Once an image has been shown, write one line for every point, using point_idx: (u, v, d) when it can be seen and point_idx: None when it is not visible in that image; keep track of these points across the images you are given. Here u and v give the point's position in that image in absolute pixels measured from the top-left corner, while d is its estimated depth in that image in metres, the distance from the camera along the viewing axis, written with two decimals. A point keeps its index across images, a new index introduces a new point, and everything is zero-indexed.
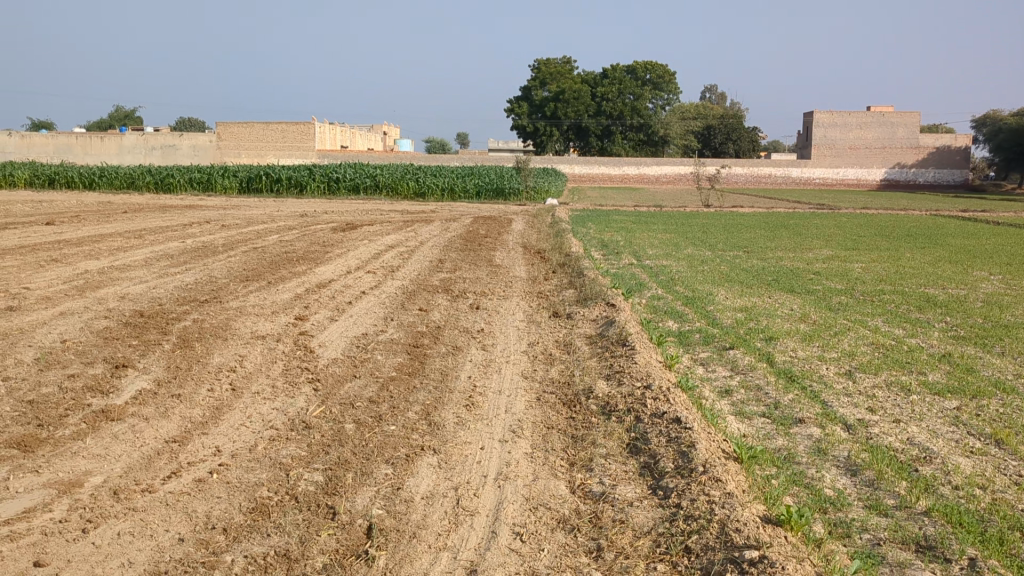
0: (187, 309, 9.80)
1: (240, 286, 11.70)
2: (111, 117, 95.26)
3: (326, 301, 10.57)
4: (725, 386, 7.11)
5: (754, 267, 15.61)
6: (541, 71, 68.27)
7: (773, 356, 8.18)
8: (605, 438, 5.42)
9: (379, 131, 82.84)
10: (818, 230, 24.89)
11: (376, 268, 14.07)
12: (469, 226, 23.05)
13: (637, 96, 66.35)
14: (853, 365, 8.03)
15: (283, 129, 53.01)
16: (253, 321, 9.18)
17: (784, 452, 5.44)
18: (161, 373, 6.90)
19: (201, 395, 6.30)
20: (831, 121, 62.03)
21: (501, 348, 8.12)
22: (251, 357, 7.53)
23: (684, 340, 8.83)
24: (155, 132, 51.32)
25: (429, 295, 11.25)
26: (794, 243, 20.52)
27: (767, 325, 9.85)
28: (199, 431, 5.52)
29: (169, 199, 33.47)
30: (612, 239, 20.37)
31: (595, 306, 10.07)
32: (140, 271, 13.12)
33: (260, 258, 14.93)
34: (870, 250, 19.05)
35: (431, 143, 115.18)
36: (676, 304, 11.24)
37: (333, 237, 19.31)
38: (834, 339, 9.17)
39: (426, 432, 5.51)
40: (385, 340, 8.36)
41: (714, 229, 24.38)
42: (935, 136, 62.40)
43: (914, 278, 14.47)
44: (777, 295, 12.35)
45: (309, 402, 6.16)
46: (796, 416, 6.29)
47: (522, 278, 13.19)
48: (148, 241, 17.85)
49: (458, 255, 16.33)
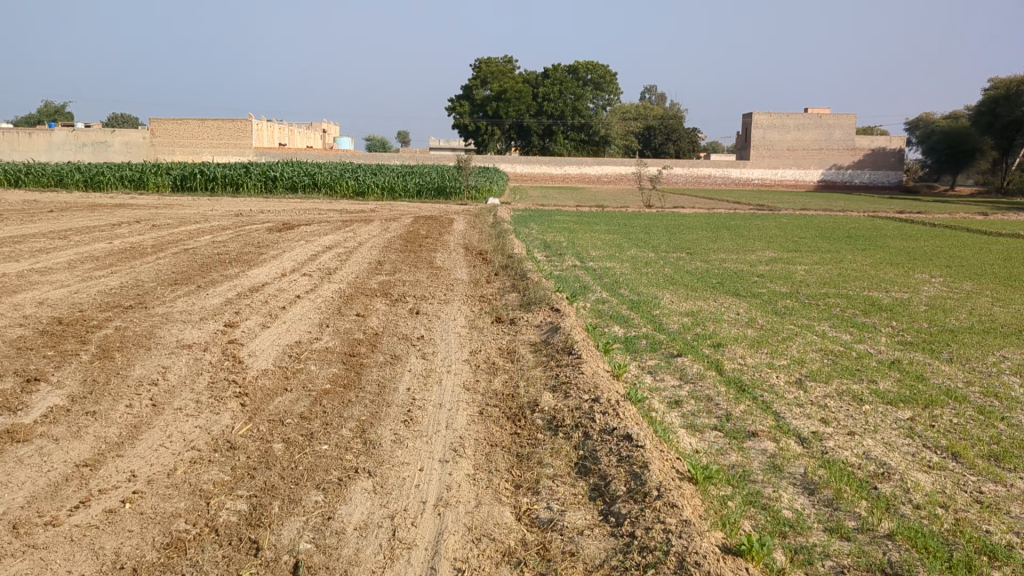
0: (110, 316, 9.29)
1: (167, 290, 11.17)
2: (40, 113, 92.48)
3: (259, 306, 10.13)
4: (674, 396, 6.87)
5: (698, 269, 15.50)
6: (483, 69, 67.97)
7: (722, 364, 7.98)
8: (551, 456, 5.13)
9: (317, 128, 81.75)
10: (759, 231, 24.97)
11: (312, 271, 13.61)
12: (409, 226, 22.65)
13: (578, 96, 66.49)
14: (803, 373, 7.85)
15: (219, 127, 51.84)
16: (180, 329, 8.69)
17: (739, 469, 5.21)
18: (77, 388, 6.42)
19: (118, 413, 5.85)
20: (769, 123, 62.76)
21: (442, 356, 7.79)
22: (176, 369, 7.09)
23: (631, 347, 8.59)
24: (87, 128, 50.03)
25: (368, 299, 10.87)
26: (736, 244, 20.51)
27: (715, 330, 9.65)
28: (113, 453, 5.09)
29: (99, 196, 32.52)
30: (554, 240, 20.12)
31: (540, 311, 9.78)
32: (63, 274, 12.51)
33: (191, 260, 14.42)
34: (812, 252, 19.10)
35: (370, 140, 113.94)
36: (622, 307, 11.02)
37: (269, 238, 18.80)
38: (782, 345, 9.00)
39: (361, 452, 5.16)
40: (320, 349, 7.97)
41: (656, 229, 24.33)
42: (870, 139, 63.42)
43: (858, 281, 14.44)
44: (723, 298, 12.19)
45: (235, 420, 5.75)
46: (749, 429, 6.07)
47: (463, 281, 12.87)
48: (73, 242, 17.18)
49: (399, 256, 15.98)
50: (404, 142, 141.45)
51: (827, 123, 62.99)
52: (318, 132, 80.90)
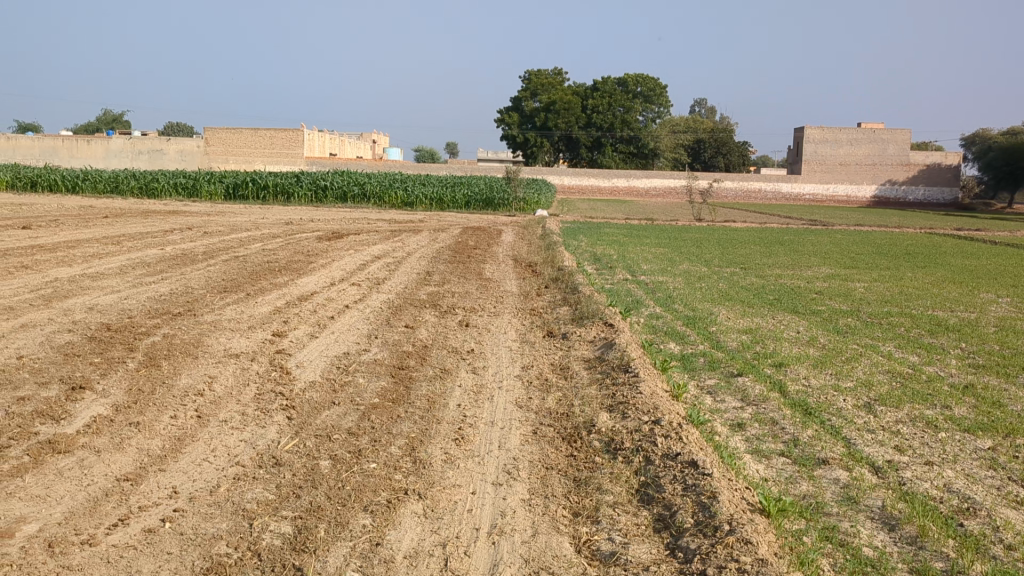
0: (158, 323, 9.17)
1: (216, 297, 11.07)
2: (98, 121, 94.19)
3: (306, 316, 9.96)
4: (737, 419, 6.56)
5: (754, 285, 15.12)
6: (532, 81, 67.96)
7: (785, 385, 7.63)
8: (611, 482, 4.86)
9: (367, 139, 82.32)
10: (814, 246, 24.48)
11: (360, 280, 13.46)
12: (457, 237, 22.49)
13: (627, 109, 66.20)
14: (872, 396, 7.47)
15: (272, 136, 52.31)
16: (228, 338, 8.54)
17: (811, 500, 4.89)
18: (121, 397, 6.27)
19: (162, 424, 5.68)
20: (822, 138, 61.87)
21: (493, 371, 7.54)
22: (222, 379, 6.92)
23: (689, 365, 8.27)
24: (142, 136, 50.67)
25: (417, 310, 10.67)
26: (791, 260, 20.05)
27: (775, 349, 9.29)
28: (155, 467, 4.90)
29: (152, 203, 32.88)
30: (605, 253, 19.82)
31: (593, 326, 9.49)
32: (113, 280, 12.50)
33: (241, 268, 14.35)
34: (870, 269, 18.58)
35: (419, 151, 114.46)
36: (677, 323, 10.70)
37: (318, 246, 18.75)
38: (847, 366, 8.62)
39: (411, 472, 4.92)
40: (368, 361, 7.76)
41: (708, 243, 23.90)
42: (926, 155, 62.21)
43: (921, 300, 13.96)
44: (781, 315, 11.82)
45: (281, 434, 5.55)
46: (818, 456, 5.75)
47: (513, 293, 12.63)
48: (125, 248, 17.24)
49: (447, 267, 15.80)
50: (452, 152, 142.05)
51: (881, 138, 61.93)
52: (368, 142, 81.37)
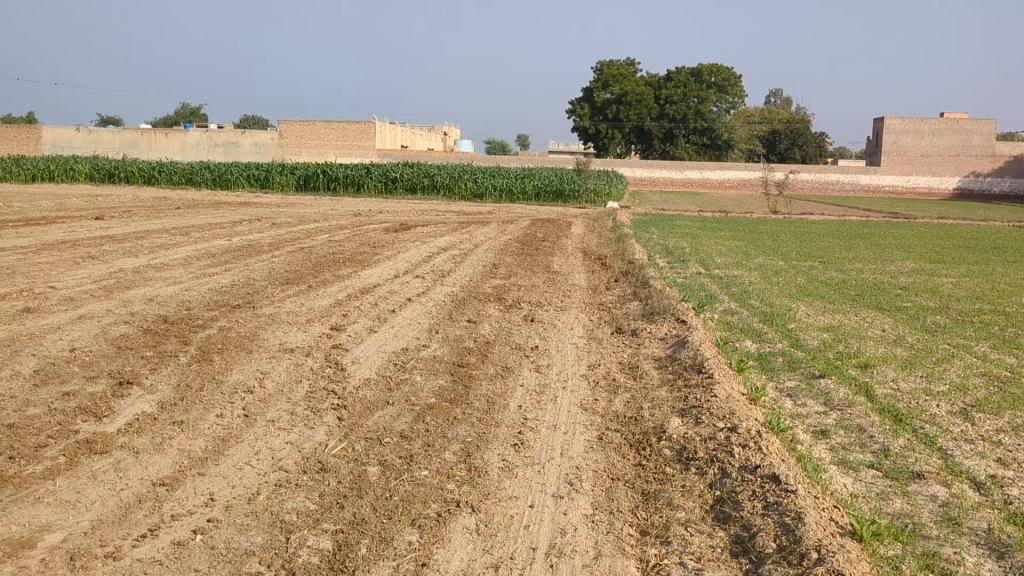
0: (216, 315, 8.99)
1: (277, 289, 10.87)
2: (177, 114, 95.92)
3: (367, 309, 9.69)
4: (820, 425, 6.06)
5: (834, 280, 14.45)
6: (604, 72, 67.35)
7: (872, 389, 7.07)
8: (683, 496, 4.43)
9: (438, 130, 82.37)
10: (897, 240, 23.51)
11: (425, 273, 13.16)
12: (526, 229, 22.10)
13: (702, 99, 64.72)
14: (967, 402, 6.87)
15: (344, 128, 52.55)
16: (285, 331, 8.30)
17: (907, 521, 4.39)
18: (168, 394, 6.03)
19: (207, 424, 5.42)
20: (902, 128, 60.21)
21: (557, 370, 7.13)
22: (274, 375, 6.66)
23: (766, 365, 7.77)
24: (219, 129, 51.44)
25: (481, 304, 10.31)
26: (873, 254, 19.21)
27: (859, 349, 8.72)
28: (193, 472, 4.63)
29: (225, 195, 33.20)
30: (677, 245, 19.26)
31: (664, 322, 9.01)
32: (177, 271, 12.41)
33: (305, 259, 14.16)
34: (957, 264, 17.70)
35: (490, 143, 114.37)
36: (753, 320, 10.17)
37: (385, 238, 18.56)
38: (939, 369, 8.00)
39: (464, 481, 4.55)
40: (427, 357, 7.42)
41: (785, 236, 23.13)
42: (1012, 145, 59.86)
43: (1014, 296, 13.15)
44: (864, 312, 11.18)
45: (330, 436, 5.22)
46: (912, 469, 5.22)
47: (582, 287, 12.18)
48: (194, 238, 17.26)
49: (515, 259, 15.44)
50: (524, 144, 141.93)
51: (966, 129, 59.80)
52: (440, 135, 81.48)
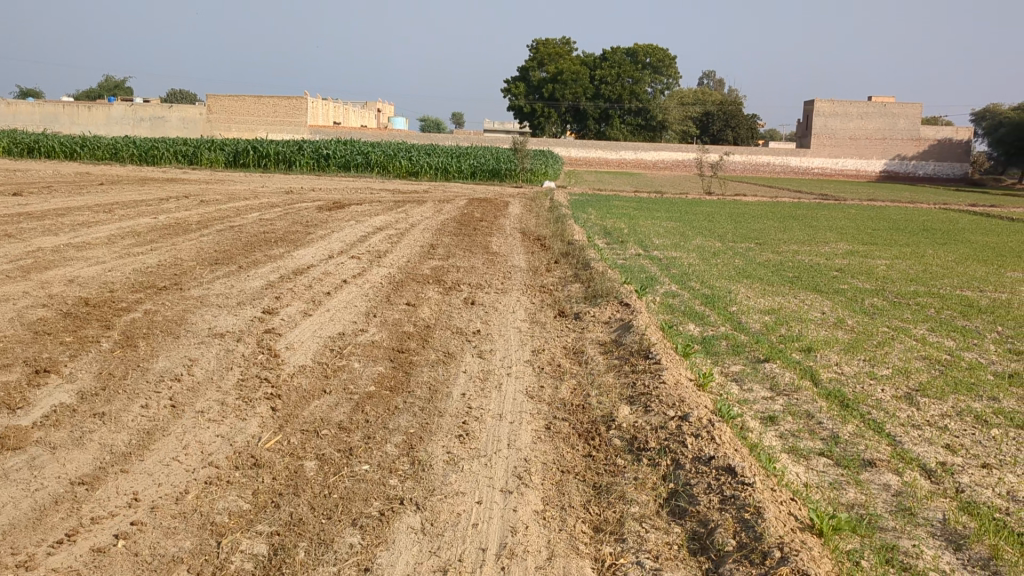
0: (140, 298, 8.58)
1: (206, 270, 10.47)
2: (101, 88, 93.14)
3: (301, 291, 9.36)
4: (767, 411, 5.96)
5: (771, 262, 14.50)
6: (539, 51, 66.87)
7: (818, 374, 7.00)
8: (636, 489, 4.27)
9: (371, 108, 81.27)
10: (829, 221, 23.81)
11: (360, 253, 12.84)
12: (463, 208, 21.83)
13: (636, 80, 65.19)
14: (912, 386, 6.85)
15: (276, 104, 51.49)
16: (214, 315, 7.95)
17: (862, 512, 4.29)
18: (89, 383, 5.68)
19: (130, 416, 5.09)
20: (831, 111, 60.80)
21: (500, 355, 6.92)
22: (204, 362, 6.32)
23: (710, 350, 7.66)
24: (145, 103, 49.94)
25: (420, 286, 10.04)
26: (806, 236, 19.37)
27: (801, 332, 8.68)
28: (116, 469, 4.32)
29: (151, 171, 32.24)
30: (615, 226, 19.19)
31: (607, 305, 8.86)
32: (100, 250, 11.89)
33: (235, 239, 13.70)
34: (889, 246, 17.94)
35: (424, 120, 113.33)
36: (694, 302, 10.09)
37: (318, 217, 18.12)
38: (881, 352, 7.99)
39: (407, 476, 4.32)
40: (365, 342, 7.15)
41: (720, 218, 23.24)
42: (936, 129, 61.21)
43: (946, 279, 13.32)
44: (803, 295, 11.19)
45: (263, 428, 4.94)
46: (863, 456, 5.13)
47: (522, 269, 12.00)
48: (118, 216, 16.64)
49: (452, 239, 15.20)
50: (458, 122, 141.13)
51: (892, 112, 60.89)
52: (374, 112, 80.40)
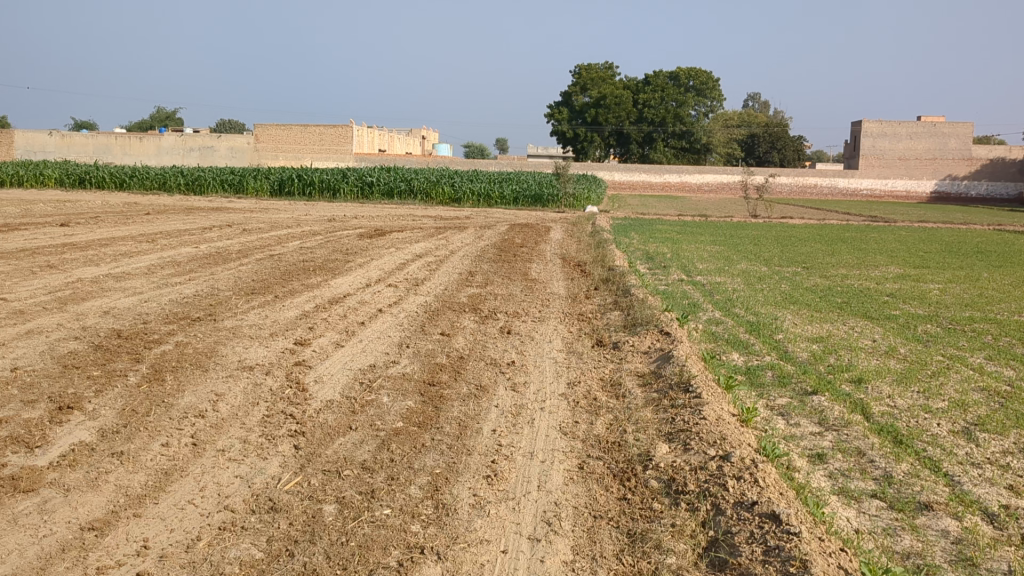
0: (173, 330, 8.49)
1: (241, 300, 10.38)
2: (153, 119, 95.05)
3: (334, 321, 9.21)
4: (815, 449, 5.65)
5: (819, 287, 14.11)
6: (582, 76, 66.80)
7: (868, 407, 6.66)
8: (673, 537, 4.00)
9: (416, 135, 81.87)
10: (879, 244, 23.26)
11: (398, 281, 12.70)
12: (504, 234, 21.69)
13: (680, 103, 64.49)
14: (970, 420, 6.47)
15: (321, 132, 51.99)
16: (245, 347, 7.81)
17: (919, 563, 3.98)
18: (111, 420, 5.54)
19: (149, 455, 4.94)
20: (880, 131, 60.21)
21: (535, 388, 6.68)
22: (230, 397, 6.17)
23: (755, 381, 7.35)
24: (194, 132, 50.44)
25: (456, 315, 9.85)
26: (855, 259, 18.90)
27: (850, 362, 8.32)
28: (129, 513, 4.15)
29: (198, 200, 32.60)
30: (658, 251, 18.89)
31: (647, 334, 8.58)
32: (139, 281, 11.87)
33: (274, 268, 13.64)
34: (942, 269, 17.42)
35: (468, 147, 113.78)
36: (738, 330, 9.76)
37: (358, 245, 18.05)
38: (935, 383, 7.61)
39: (430, 521, 4.10)
40: (396, 375, 6.95)
41: (766, 241, 22.82)
42: (988, 149, 59.99)
43: (1002, 303, 12.85)
44: (852, 321, 10.82)
45: (283, 469, 4.75)
46: (918, 499, 4.80)
47: (561, 296, 11.77)
48: (160, 246, 16.70)
49: (492, 266, 15.03)
50: (502, 148, 141.65)
51: (942, 132, 60.07)
52: (418, 139, 80.78)
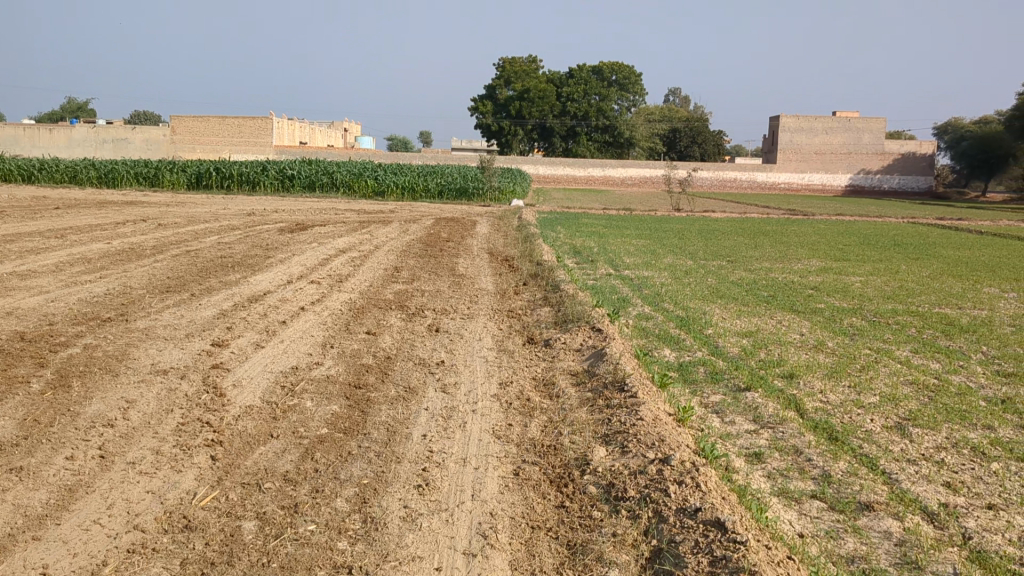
0: (82, 331, 8.04)
1: (156, 299, 9.93)
2: (64, 110, 92.02)
3: (254, 320, 8.84)
4: (752, 448, 5.54)
5: (744, 280, 14.18)
6: (506, 69, 66.68)
7: (801, 403, 6.60)
8: (615, 548, 3.83)
9: (339, 127, 80.87)
10: (800, 237, 23.59)
11: (321, 278, 12.33)
12: (430, 228, 21.40)
13: (603, 97, 65.34)
14: (901, 415, 6.45)
15: (241, 124, 50.84)
16: (159, 349, 7.42)
17: (864, 568, 3.88)
18: (11, 432, 5.14)
19: (52, 469, 4.58)
20: (798, 126, 60.93)
21: (465, 389, 6.46)
22: (142, 404, 5.81)
23: (688, 378, 7.24)
24: (107, 124, 49.06)
25: (382, 313, 9.57)
26: (778, 252, 19.10)
27: (782, 356, 8.28)
28: (26, 536, 3.81)
29: (111, 193, 31.48)
30: (584, 245, 18.82)
31: (578, 331, 8.43)
32: (47, 279, 11.32)
33: (191, 265, 13.15)
34: (863, 261, 17.70)
35: (391, 139, 112.62)
36: (668, 325, 9.68)
37: (279, 239, 17.58)
38: (865, 377, 7.60)
39: (358, 538, 3.84)
40: (320, 377, 6.66)
41: (690, 235, 22.96)
42: (900, 144, 61.63)
43: (922, 295, 13.08)
44: (780, 315, 10.84)
45: (199, 482, 4.44)
46: (859, 499, 4.70)
47: (489, 292, 11.56)
48: (69, 241, 16.02)
49: (417, 261, 14.76)
50: (426, 142, 140.87)
51: (856, 128, 61.24)
52: (340, 131, 79.64)
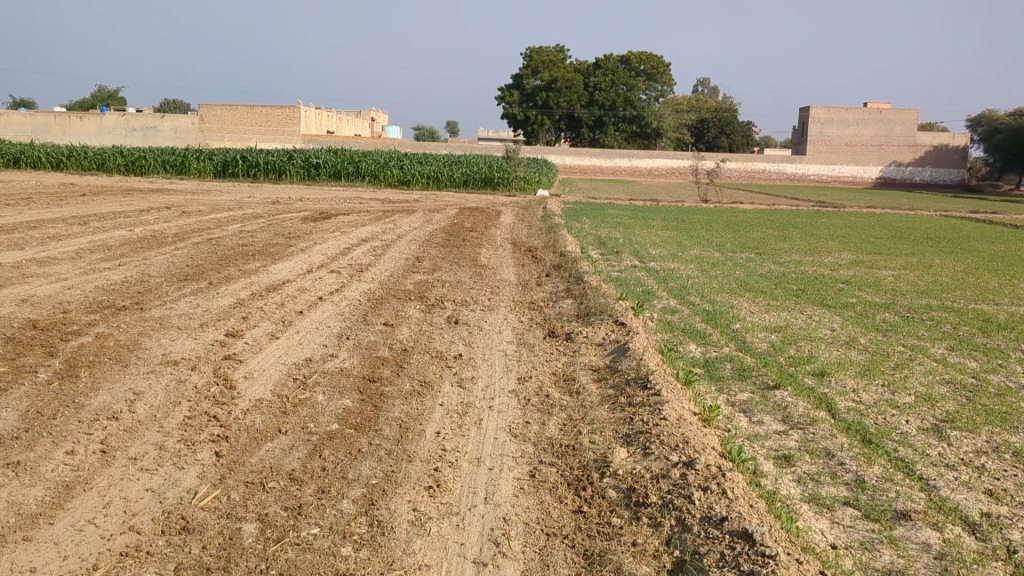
0: (95, 320, 7.89)
1: (172, 287, 9.77)
2: (94, 98, 92.63)
3: (270, 310, 8.66)
4: (781, 450, 5.29)
5: (772, 273, 13.86)
6: (534, 58, 66.17)
7: (833, 402, 6.32)
8: (635, 559, 3.60)
9: (366, 117, 80.76)
10: (830, 230, 23.14)
11: (341, 267, 12.16)
12: (454, 218, 21.19)
13: (630, 87, 64.51)
14: (938, 417, 6.16)
15: (268, 113, 50.85)
16: (171, 339, 7.26)
17: None
18: (12, 424, 4.98)
19: (51, 464, 4.41)
20: (828, 118, 60.10)
21: (483, 384, 6.25)
22: (150, 396, 5.64)
23: (714, 375, 6.98)
24: (136, 112, 49.17)
25: (400, 303, 9.37)
26: (808, 245, 18.70)
27: (811, 353, 7.99)
28: (17, 536, 3.63)
29: (138, 181, 31.49)
30: (610, 236, 18.53)
31: (601, 325, 8.18)
32: (65, 266, 11.20)
33: (212, 253, 12.99)
34: (894, 255, 17.25)
35: (419, 130, 112.49)
36: (694, 320, 9.40)
37: (302, 228, 17.43)
38: (899, 376, 7.30)
39: (363, 543, 3.64)
40: (334, 370, 6.47)
41: (718, 226, 22.58)
42: (933, 135, 60.64)
43: (956, 290, 12.70)
44: (809, 310, 10.53)
45: (201, 481, 4.26)
46: (895, 507, 4.44)
47: (511, 283, 11.32)
48: (92, 228, 15.93)
49: (440, 251, 14.53)
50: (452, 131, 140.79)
51: (888, 119, 59.97)
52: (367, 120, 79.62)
